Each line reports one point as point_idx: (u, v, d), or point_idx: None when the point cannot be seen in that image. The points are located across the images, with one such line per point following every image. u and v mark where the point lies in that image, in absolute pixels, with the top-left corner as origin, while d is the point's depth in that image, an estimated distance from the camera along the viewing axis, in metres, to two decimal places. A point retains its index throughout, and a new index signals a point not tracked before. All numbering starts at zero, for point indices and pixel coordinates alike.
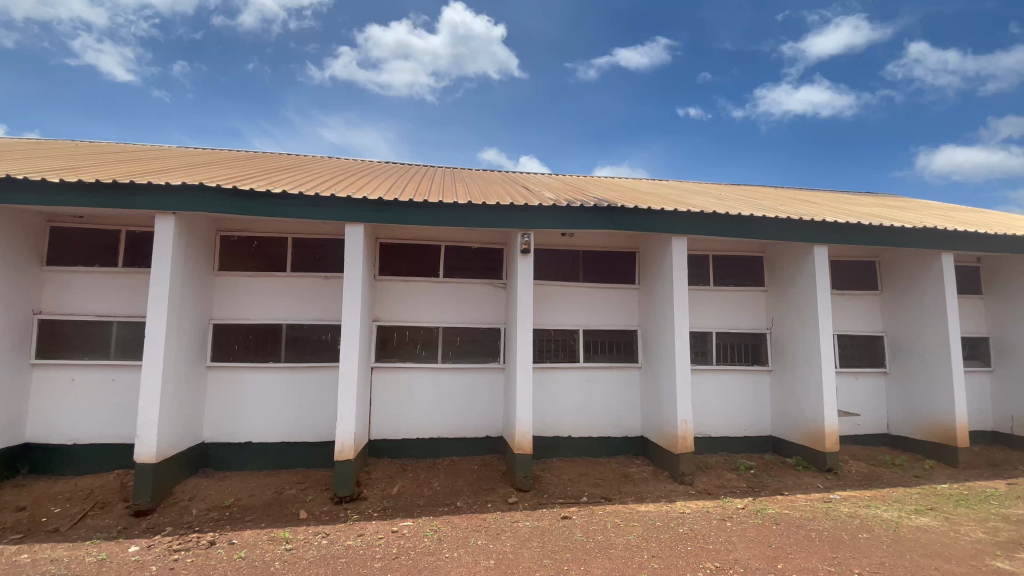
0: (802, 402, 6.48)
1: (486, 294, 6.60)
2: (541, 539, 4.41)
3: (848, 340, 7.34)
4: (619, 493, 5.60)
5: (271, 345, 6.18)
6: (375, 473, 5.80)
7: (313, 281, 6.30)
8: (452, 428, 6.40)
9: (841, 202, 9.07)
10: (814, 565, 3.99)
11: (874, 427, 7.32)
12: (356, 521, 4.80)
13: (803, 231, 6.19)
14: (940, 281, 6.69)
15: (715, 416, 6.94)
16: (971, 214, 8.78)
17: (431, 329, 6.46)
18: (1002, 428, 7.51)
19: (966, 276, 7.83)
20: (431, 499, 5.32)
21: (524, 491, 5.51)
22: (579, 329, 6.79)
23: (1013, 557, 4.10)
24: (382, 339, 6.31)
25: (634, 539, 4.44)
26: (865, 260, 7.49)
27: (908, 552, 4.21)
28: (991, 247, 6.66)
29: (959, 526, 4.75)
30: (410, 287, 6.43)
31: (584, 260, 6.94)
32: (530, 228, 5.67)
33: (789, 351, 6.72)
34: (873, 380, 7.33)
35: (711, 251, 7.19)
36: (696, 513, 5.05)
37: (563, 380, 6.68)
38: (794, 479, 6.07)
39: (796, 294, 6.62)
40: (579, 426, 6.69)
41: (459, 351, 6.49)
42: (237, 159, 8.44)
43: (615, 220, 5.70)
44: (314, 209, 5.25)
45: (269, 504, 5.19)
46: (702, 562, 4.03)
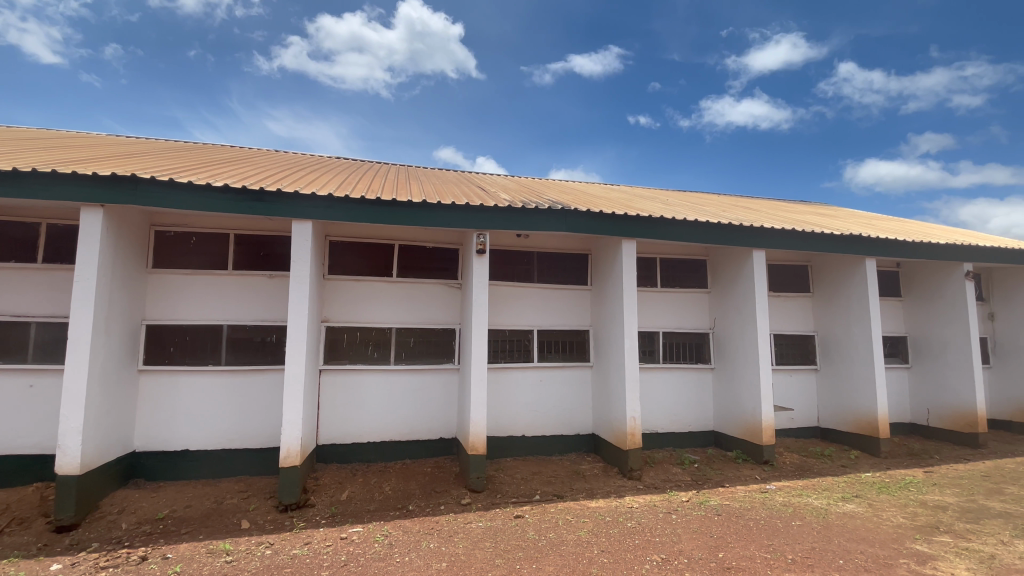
0: (742, 398, 6.82)
1: (440, 294, 6.54)
2: (494, 540, 4.41)
3: (784, 339, 7.81)
4: (571, 490, 5.69)
5: (211, 348, 5.86)
6: (323, 479, 5.60)
7: (257, 280, 6.03)
8: (404, 430, 6.29)
9: (778, 209, 9.63)
10: (752, 552, 4.21)
11: (806, 421, 7.82)
12: (303, 529, 4.62)
13: (744, 236, 6.52)
14: (864, 284, 7.21)
15: (663, 413, 7.19)
16: (892, 223, 9.53)
17: (383, 330, 6.33)
18: (919, 420, 8.21)
19: (887, 280, 8.49)
20: (382, 504, 5.21)
21: (476, 492, 5.50)
22: (533, 329, 6.85)
23: (930, 540, 4.48)
24: (331, 341, 6.12)
25: (585, 535, 4.53)
26: (798, 264, 7.99)
27: (836, 537, 4.50)
28: (908, 252, 7.25)
29: (881, 512, 5.15)
30: (362, 287, 6.27)
31: (539, 261, 7.01)
32: (485, 229, 5.66)
33: (730, 350, 7.06)
34: (805, 376, 7.83)
35: (660, 254, 7.45)
36: (644, 508, 5.21)
37: (517, 380, 6.71)
38: (735, 472, 6.39)
39: (737, 296, 6.97)
40: (532, 425, 6.75)
41: (413, 352, 6.40)
42: (176, 149, 7.96)
43: (568, 222, 5.81)
44: (260, 205, 5.03)
45: (208, 515, 4.92)
46: (649, 554, 4.16)
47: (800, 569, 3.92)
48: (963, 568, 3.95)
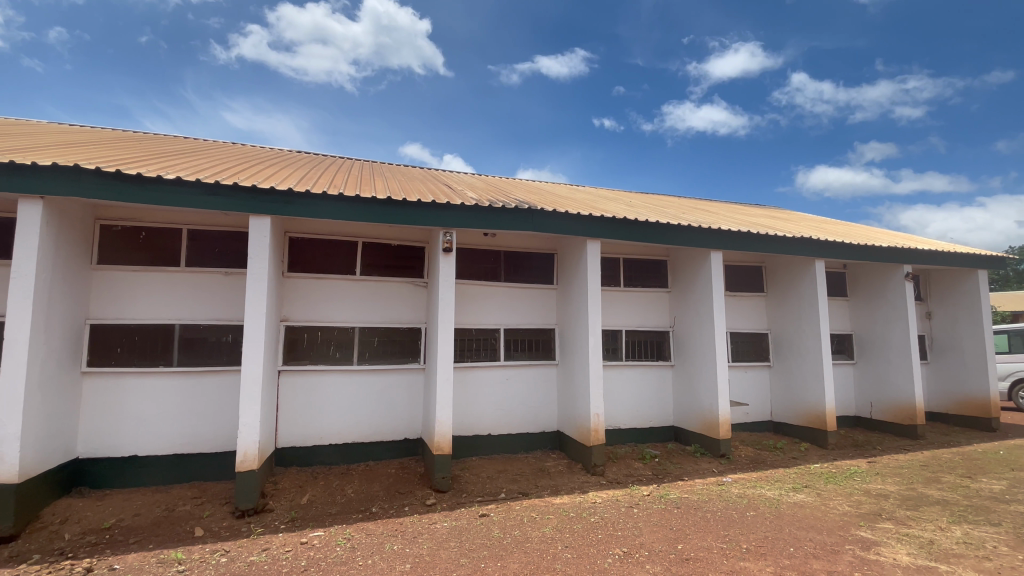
0: (700, 394, 7.05)
1: (406, 293, 6.46)
2: (459, 539, 4.40)
3: (739, 337, 8.13)
4: (535, 487, 5.74)
5: (161, 349, 5.59)
6: (282, 483, 5.44)
7: (212, 277, 5.80)
8: (367, 431, 6.19)
9: (734, 212, 10.00)
10: (709, 543, 4.36)
11: (760, 415, 8.17)
12: (261, 535, 4.48)
13: (703, 237, 6.73)
14: (814, 284, 7.55)
15: (625, 410, 7.35)
16: (840, 227, 10.05)
17: (346, 329, 6.20)
18: (863, 413, 8.72)
19: (835, 281, 8.97)
20: (345, 507, 5.10)
21: (441, 492, 5.47)
22: (500, 328, 6.86)
23: (872, 526, 4.76)
24: (291, 341, 5.95)
25: (549, 531, 4.58)
26: (753, 265, 8.33)
27: (787, 526, 4.72)
28: (853, 254, 7.66)
29: (828, 501, 5.43)
30: (324, 285, 6.13)
31: (505, 260, 7.02)
32: (451, 227, 5.63)
33: (689, 348, 7.28)
34: (758, 372, 8.19)
35: (623, 254, 7.60)
36: (607, 502, 5.31)
37: (483, 379, 6.71)
38: (693, 466, 6.59)
39: (696, 295, 7.19)
40: (498, 424, 6.76)
41: (377, 352, 6.30)
42: (122, 139, 7.54)
43: (534, 222, 5.86)
44: (215, 198, 4.82)
45: (158, 523, 4.69)
46: (612, 548, 4.25)
47: (755, 558, 4.08)
48: (903, 553, 4.21)
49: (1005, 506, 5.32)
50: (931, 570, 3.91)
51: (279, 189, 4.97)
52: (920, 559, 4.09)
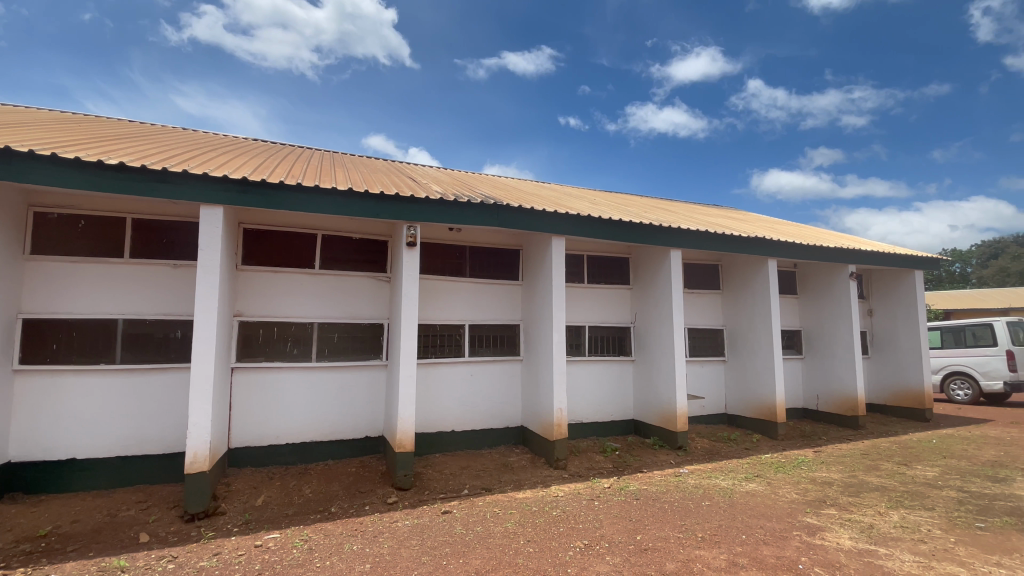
0: (659, 388, 7.23)
1: (368, 287, 6.32)
2: (421, 537, 4.36)
3: (696, 333, 8.40)
4: (499, 482, 5.75)
5: (101, 345, 5.24)
6: (235, 485, 5.23)
7: (159, 269, 5.49)
8: (327, 429, 6.03)
9: (693, 211, 10.32)
10: (666, 533, 4.49)
11: (715, 408, 8.47)
12: (212, 539, 4.29)
13: (664, 236, 6.90)
14: (766, 283, 7.86)
15: (588, 404, 7.46)
16: (791, 228, 10.53)
17: (304, 325, 6.00)
18: (810, 405, 9.19)
19: (786, 279, 9.39)
20: (302, 508, 4.96)
21: (403, 490, 5.39)
22: (464, 323, 6.82)
23: (818, 512, 5.02)
24: (245, 337, 5.72)
25: (511, 526, 4.60)
26: (710, 263, 8.62)
27: (740, 514, 4.91)
28: (803, 254, 8.03)
29: (778, 489, 5.69)
30: (281, 279, 5.92)
31: (470, 256, 6.98)
32: (416, 221, 5.53)
33: (649, 343, 7.45)
34: (714, 367, 8.48)
35: (587, 251, 7.70)
36: (569, 496, 5.38)
37: (447, 375, 6.65)
38: (652, 458, 6.77)
39: (656, 292, 7.36)
40: (462, 420, 6.72)
41: (337, 348, 6.13)
42: (59, 120, 7.04)
43: (500, 217, 5.84)
44: (162, 185, 4.56)
45: (99, 529, 4.42)
46: (573, 541, 4.30)
47: (710, 546, 4.23)
48: (846, 537, 4.46)
49: (937, 491, 5.72)
50: (871, 552, 4.15)
51: (232, 178, 4.75)
52: (861, 543, 4.34)
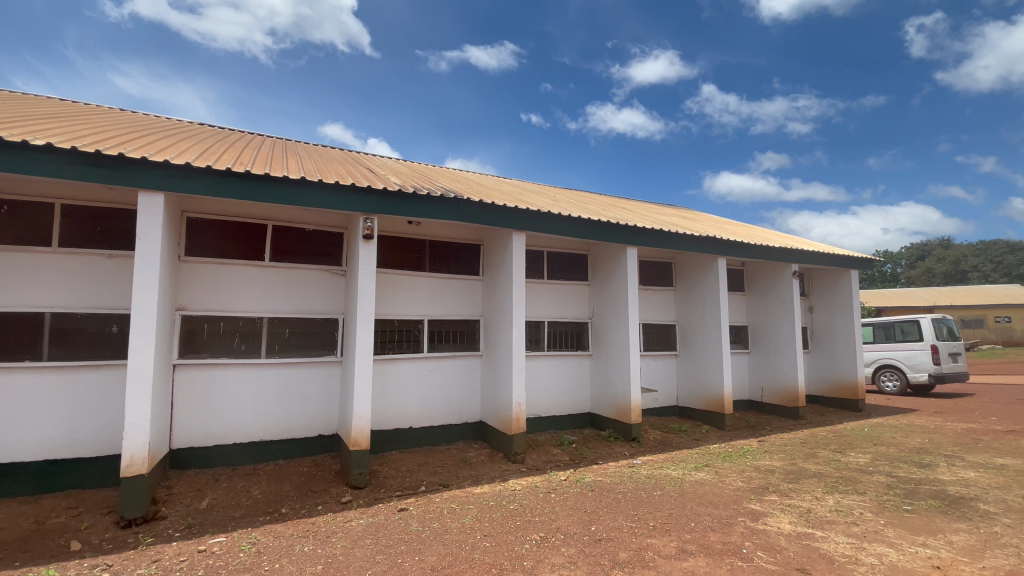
0: (615, 382, 7.41)
1: (322, 281, 6.13)
2: (375, 535, 4.28)
3: (650, 328, 8.66)
4: (456, 478, 5.73)
5: (26, 340, 4.86)
6: (177, 488, 4.96)
7: (93, 259, 5.13)
8: (278, 428, 5.82)
9: (650, 210, 10.61)
10: (620, 522, 4.61)
11: (667, 401, 8.76)
12: (151, 545, 4.05)
13: (621, 234, 7.06)
14: (716, 280, 8.17)
15: (546, 399, 7.54)
16: (740, 228, 10.99)
17: (253, 320, 5.76)
18: (755, 397, 9.65)
19: (735, 277, 9.81)
20: (250, 509, 4.77)
21: (358, 489, 5.28)
22: (423, 319, 6.73)
23: (761, 499, 5.29)
24: (188, 332, 5.43)
25: (468, 522, 4.59)
26: (665, 260, 8.88)
27: (690, 503, 5.11)
28: (750, 253, 8.40)
29: (724, 477, 5.96)
30: (228, 271, 5.66)
31: (430, 250, 6.89)
32: (373, 213, 5.39)
33: (606, 338, 7.61)
34: (667, 361, 8.77)
35: (547, 247, 7.76)
36: (526, 489, 5.43)
37: (405, 371, 6.55)
38: (607, 450, 6.93)
39: (613, 288, 7.52)
40: (420, 417, 6.64)
41: (288, 344, 5.93)
42: None
43: (459, 211, 5.79)
44: (95, 170, 4.25)
45: (25, 538, 4.10)
46: (529, 534, 4.35)
47: (661, 534, 4.37)
48: (786, 522, 4.72)
49: (868, 477, 6.14)
50: (809, 535, 4.42)
51: (174, 163, 4.49)
52: (800, 527, 4.61)
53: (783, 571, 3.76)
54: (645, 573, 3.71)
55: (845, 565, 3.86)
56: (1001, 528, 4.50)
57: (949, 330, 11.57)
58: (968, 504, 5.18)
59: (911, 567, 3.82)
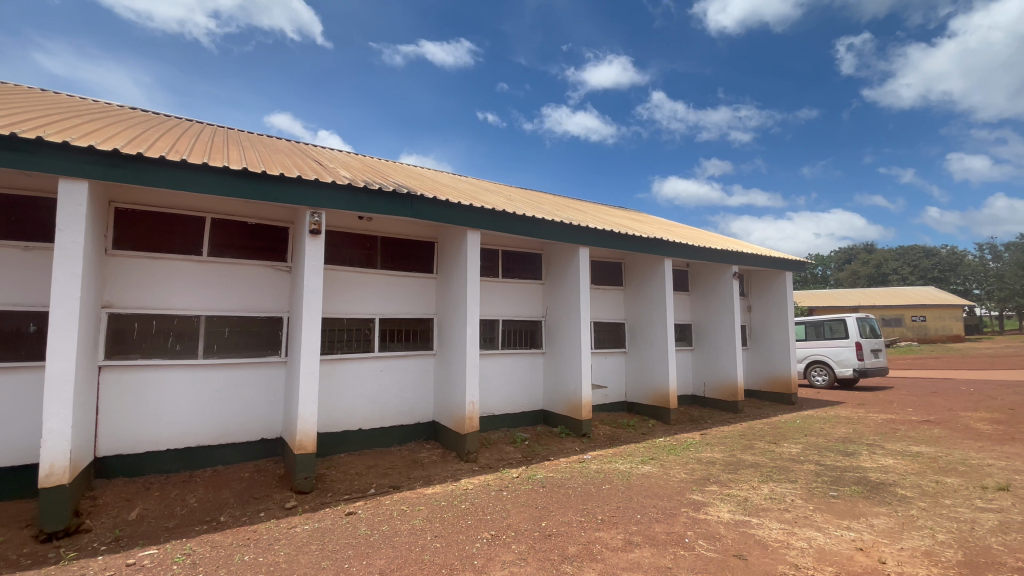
0: (567, 379, 7.54)
1: (265, 277, 5.88)
2: (321, 541, 4.16)
3: (601, 326, 8.88)
4: (407, 479, 5.66)
5: None
6: (103, 499, 4.61)
7: (5, 251, 4.68)
8: (217, 433, 5.54)
9: (602, 212, 10.87)
10: (569, 517, 4.71)
11: (617, 397, 9.02)
12: (74, 560, 3.76)
13: (573, 234, 7.19)
14: (662, 281, 8.48)
15: (499, 397, 7.57)
16: (686, 231, 11.46)
17: (189, 318, 5.45)
18: (698, 392, 10.11)
19: (680, 278, 10.23)
20: (185, 519, 4.51)
21: (304, 493, 5.11)
22: (374, 317, 6.59)
23: (702, 489, 5.56)
24: (115, 331, 5.07)
25: (419, 523, 4.55)
26: (615, 261, 9.14)
27: (636, 495, 5.29)
28: (694, 255, 8.79)
29: (669, 470, 6.21)
30: (161, 266, 5.32)
31: (381, 247, 6.76)
32: (321, 207, 5.23)
33: (558, 337, 7.74)
34: (616, 358, 9.03)
35: (501, 246, 7.79)
36: (478, 488, 5.44)
37: (354, 371, 6.39)
38: (559, 446, 7.05)
39: (565, 287, 7.65)
40: (370, 418, 6.50)
41: (227, 344, 5.65)
42: None
43: (412, 207, 5.71)
44: (8, 153, 3.88)
45: None
46: (480, 533, 4.36)
47: (609, 527, 4.51)
48: (725, 511, 4.98)
49: (799, 466, 6.58)
50: (746, 523, 4.68)
51: (99, 148, 4.17)
52: (737, 515, 4.88)
53: (722, 557, 3.97)
54: (593, 566, 3.81)
55: (777, 550, 4.12)
56: (915, 511, 4.94)
57: (871, 329, 12.47)
58: (886, 489, 5.65)
59: (836, 549, 4.13)
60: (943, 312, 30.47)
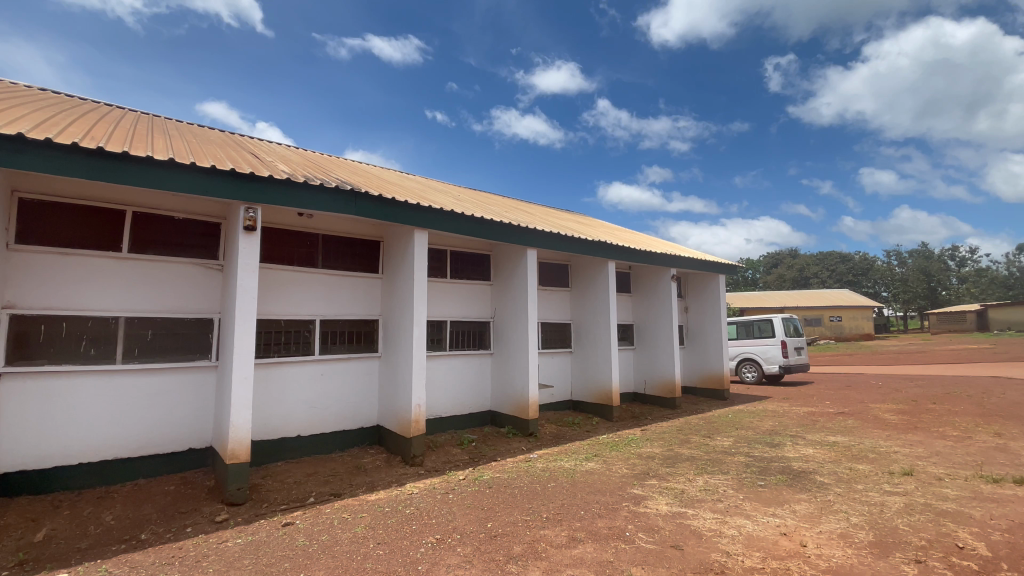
0: (514, 380, 7.60)
1: (194, 277, 5.52)
2: (255, 555, 3.95)
3: (547, 326, 9.02)
4: (350, 486, 5.49)
5: None
6: (3, 520, 4.14)
7: None
8: (137, 444, 5.12)
9: (548, 215, 11.05)
10: (514, 517, 4.75)
11: (562, 395, 9.19)
12: None
13: (521, 236, 7.26)
14: (606, 282, 8.74)
15: (446, 398, 7.50)
16: (628, 234, 11.89)
17: (107, 321, 5.01)
18: (639, 389, 10.50)
19: (623, 280, 10.59)
20: (100, 539, 4.13)
21: (236, 505, 4.82)
22: (315, 319, 6.34)
23: (642, 483, 5.78)
24: (19, 335, 4.58)
25: (360, 531, 4.42)
26: (561, 263, 9.32)
27: (580, 492, 5.42)
28: (636, 257, 9.12)
29: (611, 466, 6.41)
30: (74, 264, 4.86)
31: (323, 245, 6.53)
32: (257, 203, 4.98)
33: (506, 338, 7.79)
34: (562, 358, 9.21)
35: (448, 247, 7.73)
36: (423, 492, 5.37)
37: (293, 375, 6.13)
38: (505, 446, 7.09)
39: (513, 288, 7.72)
40: (309, 424, 6.25)
41: (150, 348, 5.25)
42: None
43: (356, 205, 5.56)
44: None
45: None
46: (424, 537, 4.30)
47: (553, 525, 4.58)
48: (663, 503, 5.20)
49: (730, 457, 6.99)
50: (682, 514, 4.92)
51: None
52: (674, 507, 5.11)
53: (660, 549, 4.15)
54: (538, 564, 3.86)
55: (710, 539, 4.36)
56: (832, 496, 5.39)
57: (795, 328, 13.47)
58: (807, 477, 6.13)
59: (763, 535, 4.42)
60: (856, 312, 33.39)
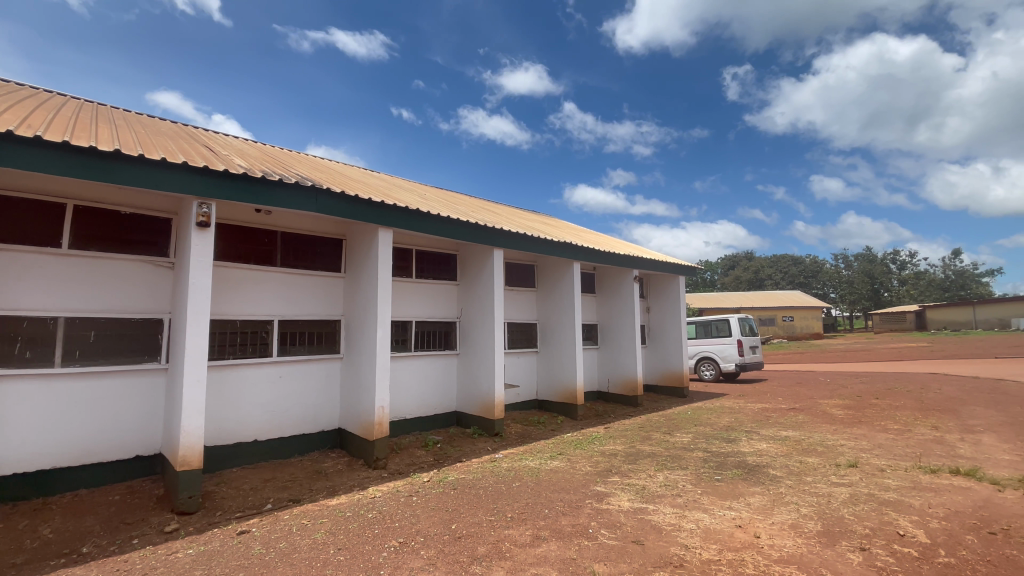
0: (479, 380, 7.59)
1: (141, 275, 5.23)
2: (207, 565, 3.79)
3: (513, 326, 9.05)
4: (309, 492, 5.33)
5: None
6: None
7: None
8: (77, 452, 4.81)
9: (514, 215, 11.08)
10: (479, 517, 4.74)
11: (528, 395, 9.24)
12: None
13: (487, 236, 7.26)
14: (571, 283, 8.84)
15: (411, 399, 7.41)
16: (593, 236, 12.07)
17: (43, 321, 4.69)
18: (603, 388, 10.68)
19: (587, 280, 10.73)
20: (36, 553, 3.86)
21: (187, 514, 4.61)
22: (273, 319, 6.14)
23: (605, 480, 5.88)
24: None
25: (321, 537, 4.31)
26: (526, 263, 9.36)
27: (544, 491, 5.47)
28: (600, 259, 9.28)
29: (575, 464, 6.49)
30: (6, 260, 4.51)
31: (282, 243, 6.33)
32: (212, 198, 4.77)
33: (471, 338, 7.77)
34: (528, 358, 9.26)
35: (413, 246, 7.63)
36: (386, 495, 5.28)
37: (249, 378, 5.90)
38: (471, 446, 7.07)
39: (479, 289, 7.70)
40: (267, 428, 6.04)
41: (93, 350, 4.94)
42: None
43: (317, 202, 5.41)
44: None
45: None
46: (387, 541, 4.23)
47: (518, 524, 4.60)
48: (625, 500, 5.31)
49: (689, 453, 7.21)
50: (643, 509, 5.04)
51: None
52: (636, 503, 5.23)
53: (622, 544, 4.23)
54: (502, 564, 3.87)
55: (670, 533, 4.48)
56: (784, 489, 5.64)
57: (750, 327, 14.03)
58: (761, 470, 6.39)
59: (720, 528, 4.58)
60: (807, 313, 35.08)
